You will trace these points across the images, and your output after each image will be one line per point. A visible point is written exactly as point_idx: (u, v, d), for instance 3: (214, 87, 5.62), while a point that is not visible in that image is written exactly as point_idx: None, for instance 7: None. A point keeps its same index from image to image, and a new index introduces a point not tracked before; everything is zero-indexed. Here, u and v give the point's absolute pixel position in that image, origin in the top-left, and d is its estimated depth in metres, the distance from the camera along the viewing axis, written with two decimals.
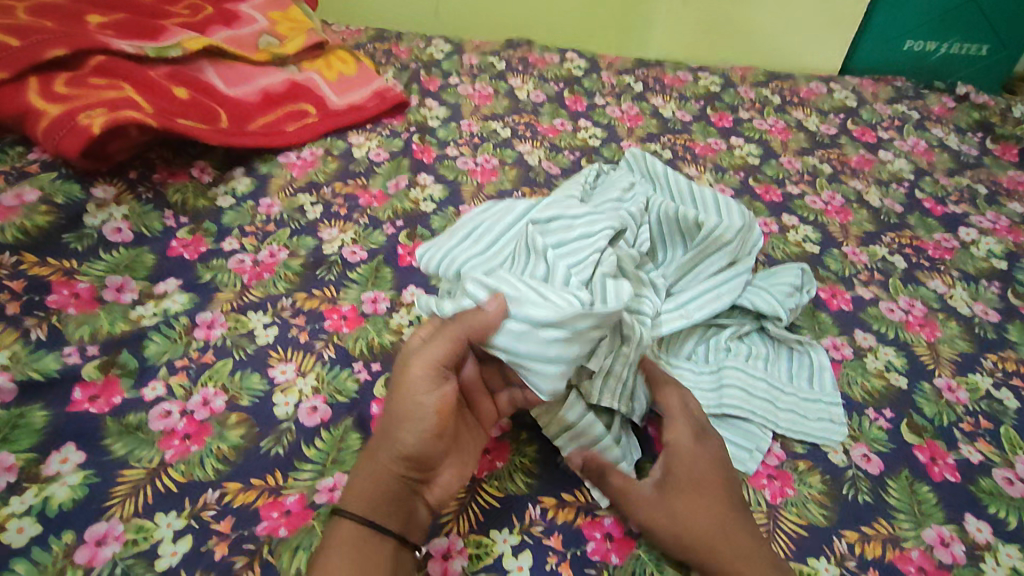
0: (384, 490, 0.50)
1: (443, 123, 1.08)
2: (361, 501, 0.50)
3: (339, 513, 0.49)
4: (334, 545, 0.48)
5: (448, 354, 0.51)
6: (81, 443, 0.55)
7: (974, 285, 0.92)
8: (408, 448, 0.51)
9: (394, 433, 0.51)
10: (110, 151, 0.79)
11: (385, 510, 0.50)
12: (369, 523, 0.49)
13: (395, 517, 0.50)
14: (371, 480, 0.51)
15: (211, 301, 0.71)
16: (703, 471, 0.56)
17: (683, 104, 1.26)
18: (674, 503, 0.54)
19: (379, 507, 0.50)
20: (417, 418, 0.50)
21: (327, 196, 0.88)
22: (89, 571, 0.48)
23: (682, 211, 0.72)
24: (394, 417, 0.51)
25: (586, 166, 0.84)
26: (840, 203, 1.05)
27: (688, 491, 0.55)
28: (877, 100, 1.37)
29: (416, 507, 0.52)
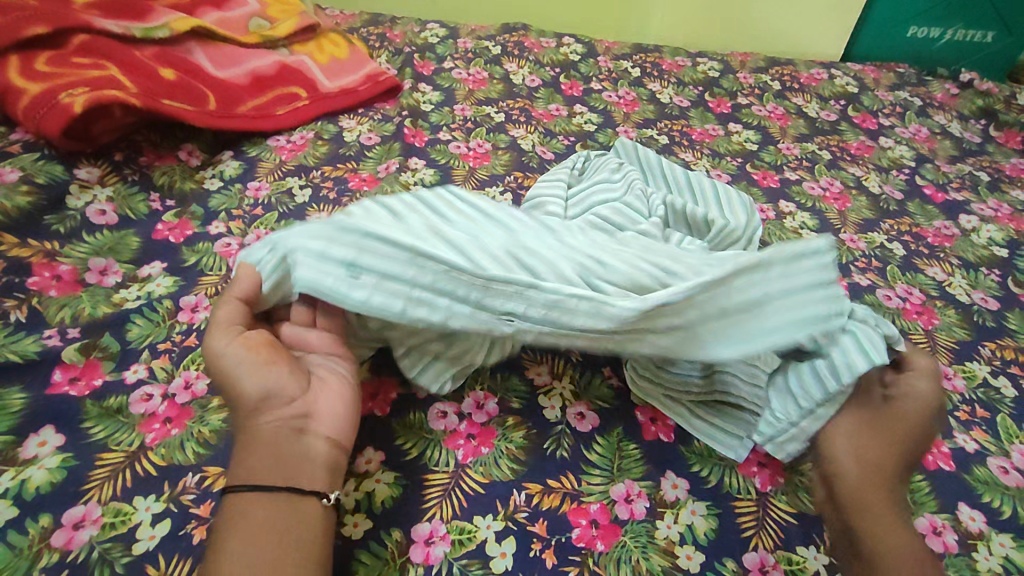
0: (256, 449, 0.48)
1: (436, 107, 1.06)
2: (241, 471, 0.47)
3: (224, 498, 0.47)
4: (230, 526, 0.45)
5: (238, 313, 0.53)
6: (60, 426, 0.55)
7: (974, 272, 0.91)
8: (257, 397, 0.49)
9: (243, 397, 0.49)
10: (94, 132, 0.78)
11: (269, 465, 0.47)
12: (257, 486, 0.47)
13: (276, 468, 0.47)
14: (245, 445, 0.48)
15: (195, 284, 0.70)
16: (918, 412, 0.56)
17: (681, 90, 1.25)
18: (876, 440, 0.54)
19: (256, 468, 0.47)
20: (244, 369, 0.50)
21: (317, 179, 0.87)
22: (65, 554, 0.47)
23: (690, 207, 0.72)
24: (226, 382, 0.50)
25: (573, 157, 0.83)
26: (839, 189, 1.03)
27: (879, 432, 0.54)
28: (878, 86, 1.35)
29: (308, 450, 0.49)
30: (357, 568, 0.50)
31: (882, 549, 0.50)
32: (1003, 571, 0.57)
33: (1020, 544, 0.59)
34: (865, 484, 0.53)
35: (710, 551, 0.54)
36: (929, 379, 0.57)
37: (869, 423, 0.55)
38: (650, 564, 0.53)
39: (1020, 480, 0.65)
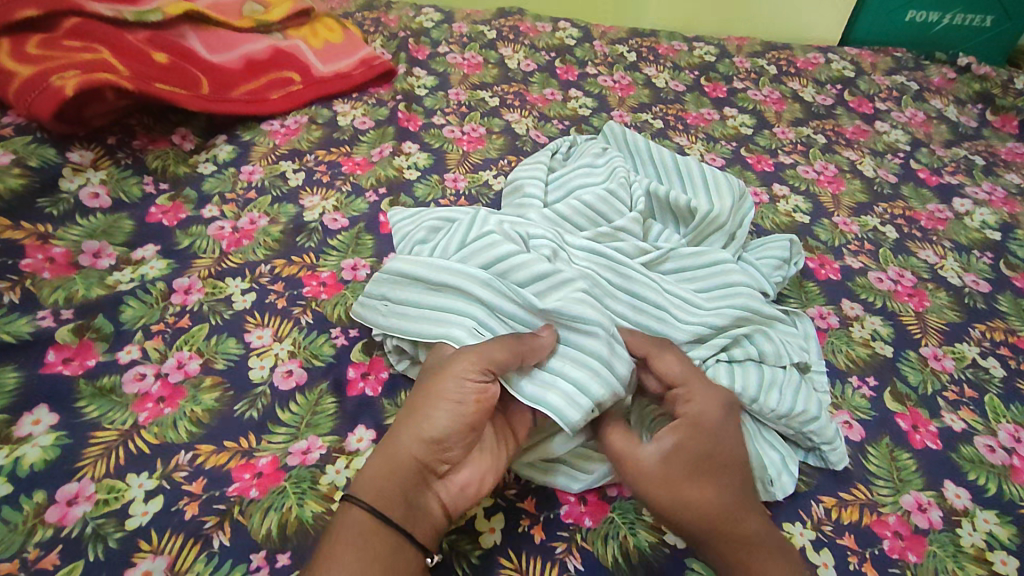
0: (398, 475, 0.48)
1: (430, 92, 1.06)
2: (375, 488, 0.48)
3: (348, 497, 0.47)
4: (342, 532, 0.46)
5: (501, 353, 0.52)
6: (54, 405, 0.55)
7: (966, 255, 0.91)
8: (427, 428, 0.50)
9: (423, 415, 0.50)
10: (86, 116, 0.78)
11: (396, 502, 0.47)
12: (381, 517, 0.46)
13: (402, 509, 0.47)
14: (384, 464, 0.49)
15: (189, 267, 0.70)
16: (719, 444, 0.51)
17: (677, 74, 1.24)
18: (687, 486, 0.50)
19: (386, 495, 0.47)
20: (452, 400, 0.50)
21: (310, 163, 0.87)
22: (59, 529, 0.48)
23: (673, 196, 0.73)
24: (429, 393, 0.51)
25: (559, 141, 0.83)
26: (833, 173, 1.04)
27: (708, 471, 0.50)
28: (875, 70, 1.34)
29: (431, 503, 0.49)
30: None
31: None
32: (987, 546, 0.58)
33: (1004, 520, 0.60)
34: (710, 521, 0.49)
35: None
36: (715, 403, 0.53)
37: (698, 455, 0.51)
38: (637, 540, 0.53)
39: (1006, 459, 0.65)
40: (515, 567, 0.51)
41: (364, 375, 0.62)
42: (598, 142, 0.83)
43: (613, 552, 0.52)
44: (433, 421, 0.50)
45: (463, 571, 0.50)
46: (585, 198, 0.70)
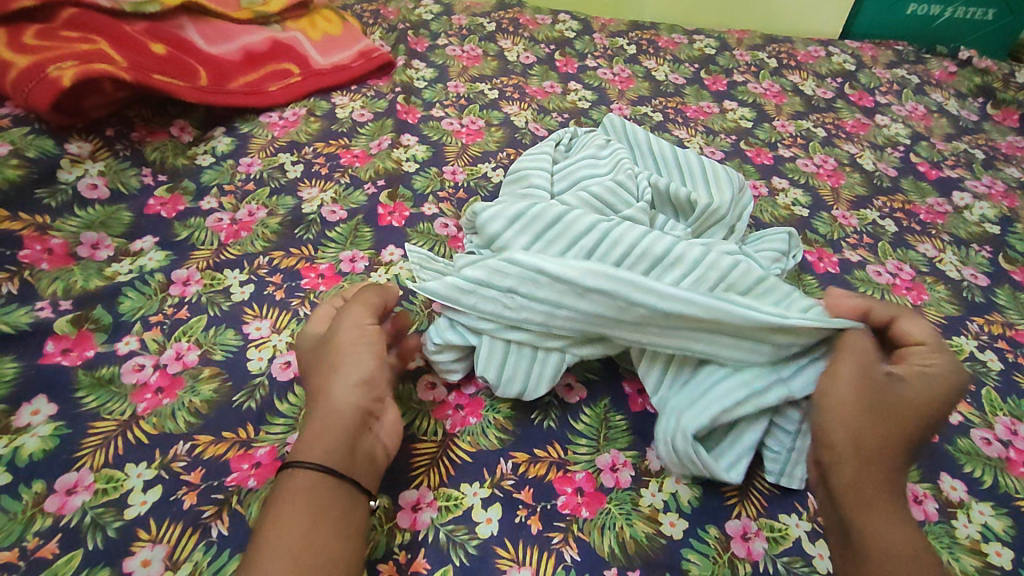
0: (328, 430, 0.50)
1: (429, 84, 1.06)
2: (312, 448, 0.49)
3: (293, 463, 0.48)
4: (289, 499, 0.46)
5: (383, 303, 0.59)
6: (52, 395, 0.55)
7: (965, 249, 0.91)
8: (360, 374, 0.53)
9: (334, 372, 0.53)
10: (84, 107, 0.78)
11: (340, 453, 0.49)
12: (325, 472, 0.48)
13: (346, 460, 0.49)
14: (325, 419, 0.51)
15: (187, 258, 0.70)
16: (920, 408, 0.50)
17: (677, 67, 1.24)
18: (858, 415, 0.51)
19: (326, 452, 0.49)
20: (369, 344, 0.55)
21: (308, 156, 0.87)
22: (58, 518, 0.48)
23: (674, 188, 0.73)
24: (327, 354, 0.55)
25: (560, 133, 0.83)
26: (833, 166, 1.03)
27: (885, 414, 0.51)
28: (876, 63, 1.34)
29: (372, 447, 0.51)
30: None
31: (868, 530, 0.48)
32: (982, 538, 0.58)
33: (1000, 512, 0.60)
34: (865, 463, 0.50)
35: (695, 518, 0.55)
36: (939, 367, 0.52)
37: (883, 406, 0.51)
38: (633, 530, 0.54)
39: (1003, 451, 0.65)
40: (511, 558, 0.51)
41: None
42: (598, 134, 0.82)
43: (610, 542, 0.53)
44: (339, 369, 0.53)
45: (459, 561, 0.50)
46: (589, 187, 0.69)
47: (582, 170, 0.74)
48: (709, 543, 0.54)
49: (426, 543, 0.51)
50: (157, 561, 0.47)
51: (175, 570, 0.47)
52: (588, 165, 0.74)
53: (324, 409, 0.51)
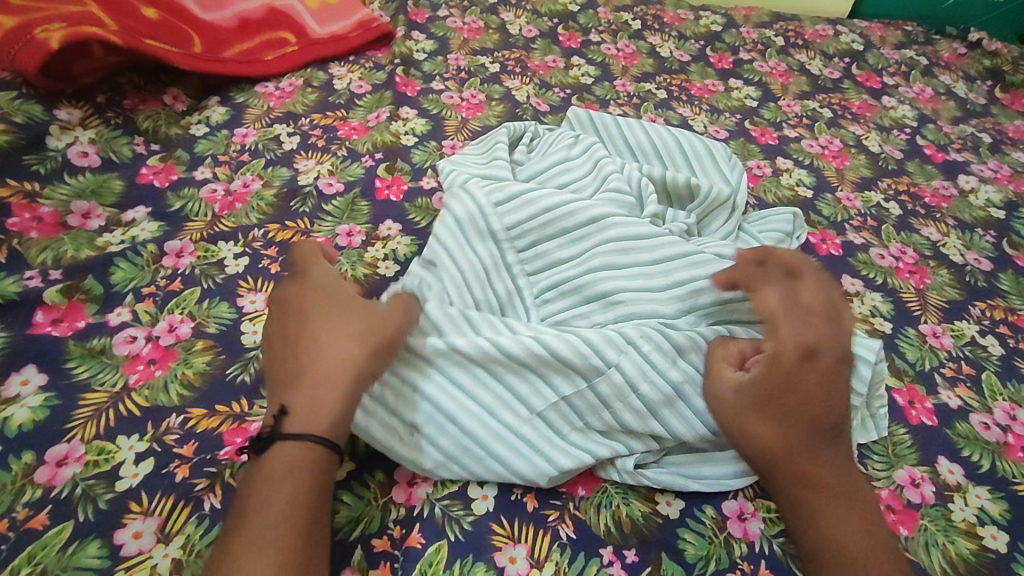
0: (322, 372, 0.47)
1: (429, 56, 1.03)
2: (295, 420, 0.46)
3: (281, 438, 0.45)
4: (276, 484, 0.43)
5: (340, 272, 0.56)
6: (42, 365, 0.55)
7: (969, 233, 0.90)
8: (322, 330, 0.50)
9: (347, 341, 0.49)
10: (74, 72, 0.76)
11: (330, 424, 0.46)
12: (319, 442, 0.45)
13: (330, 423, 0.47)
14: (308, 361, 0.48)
15: (180, 230, 0.69)
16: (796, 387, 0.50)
17: (682, 44, 1.21)
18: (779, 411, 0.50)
19: (317, 422, 0.46)
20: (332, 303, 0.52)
21: (305, 127, 0.85)
22: (49, 489, 0.48)
23: (671, 176, 0.71)
24: (341, 329, 0.50)
25: (508, 131, 0.76)
26: (838, 147, 1.02)
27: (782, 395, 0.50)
28: (884, 44, 1.31)
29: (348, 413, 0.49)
30: (339, 508, 0.50)
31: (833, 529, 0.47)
32: (978, 521, 0.58)
33: (996, 496, 0.60)
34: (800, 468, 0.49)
35: (692, 497, 0.55)
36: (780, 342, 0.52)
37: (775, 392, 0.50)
38: (630, 509, 0.53)
39: (1001, 436, 0.65)
40: (507, 534, 0.51)
41: None
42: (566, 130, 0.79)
43: (606, 521, 0.52)
44: (375, 335, 0.50)
45: (454, 536, 0.50)
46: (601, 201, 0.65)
47: (559, 175, 0.70)
48: (706, 523, 0.53)
49: (422, 517, 0.51)
50: (149, 534, 0.47)
51: (166, 543, 0.46)
52: (562, 163, 0.71)
53: (317, 363, 0.48)
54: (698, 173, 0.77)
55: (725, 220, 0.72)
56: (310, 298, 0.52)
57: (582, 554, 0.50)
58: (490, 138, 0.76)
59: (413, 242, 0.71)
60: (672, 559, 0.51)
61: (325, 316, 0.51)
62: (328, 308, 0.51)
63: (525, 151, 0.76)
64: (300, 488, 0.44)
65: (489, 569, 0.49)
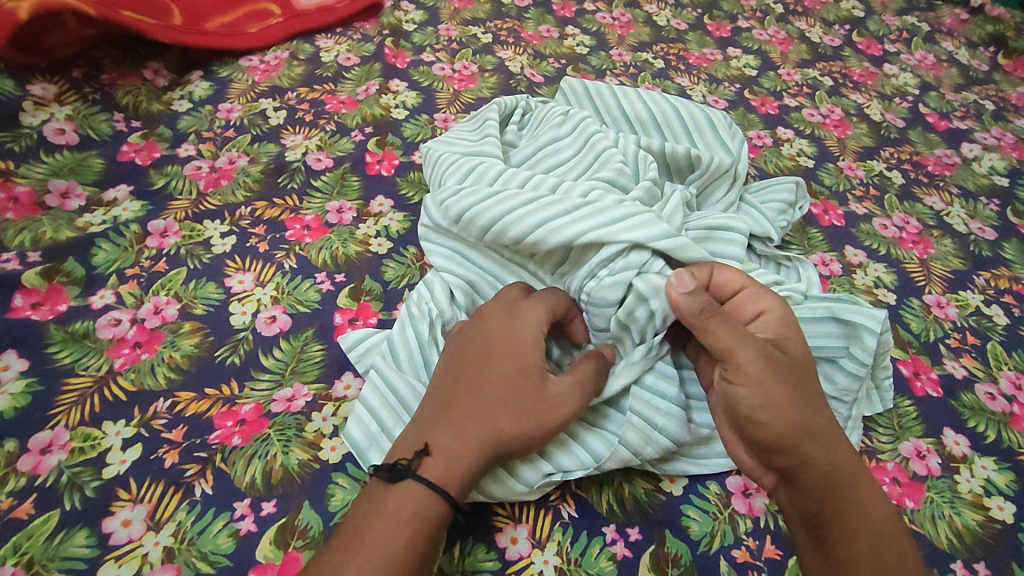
0: (473, 426, 0.46)
1: (419, 27, 0.99)
2: (435, 462, 0.45)
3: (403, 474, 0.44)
4: (396, 524, 0.42)
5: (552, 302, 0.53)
6: (22, 351, 0.53)
7: (973, 202, 0.88)
8: (475, 381, 0.49)
9: (523, 416, 0.47)
10: (47, 46, 0.73)
11: (452, 477, 0.45)
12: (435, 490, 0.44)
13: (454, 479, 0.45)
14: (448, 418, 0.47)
15: (165, 208, 0.66)
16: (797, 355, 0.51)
17: (680, 12, 1.17)
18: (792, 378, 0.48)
19: (453, 475, 0.45)
20: (499, 353, 0.49)
21: (292, 101, 0.82)
22: (32, 478, 0.46)
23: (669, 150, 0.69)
24: (529, 397, 0.48)
25: (504, 105, 0.73)
26: (839, 116, 0.99)
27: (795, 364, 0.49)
28: (886, 10, 1.28)
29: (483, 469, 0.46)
30: (333, 491, 0.48)
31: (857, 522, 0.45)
32: (984, 492, 0.57)
33: (1003, 467, 0.59)
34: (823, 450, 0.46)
35: (695, 474, 0.54)
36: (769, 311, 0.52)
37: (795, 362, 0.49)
38: (632, 487, 0.52)
39: (1006, 406, 0.64)
40: (508, 515, 0.50)
41: (352, 321, 0.59)
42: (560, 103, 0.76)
43: (608, 499, 0.51)
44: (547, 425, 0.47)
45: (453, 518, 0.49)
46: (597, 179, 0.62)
47: (550, 153, 0.67)
48: (710, 499, 0.52)
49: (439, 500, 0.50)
50: (138, 522, 0.45)
51: (157, 531, 0.45)
52: (553, 141, 0.68)
53: (490, 420, 0.47)
54: (697, 142, 0.74)
55: (724, 193, 0.70)
56: (509, 340, 0.50)
57: (584, 534, 0.49)
58: (480, 115, 0.73)
59: (406, 217, 0.69)
60: (676, 535, 0.50)
61: (525, 370, 0.49)
62: (524, 365, 0.49)
63: (517, 128, 0.73)
64: (416, 526, 0.42)
65: (490, 550, 0.48)
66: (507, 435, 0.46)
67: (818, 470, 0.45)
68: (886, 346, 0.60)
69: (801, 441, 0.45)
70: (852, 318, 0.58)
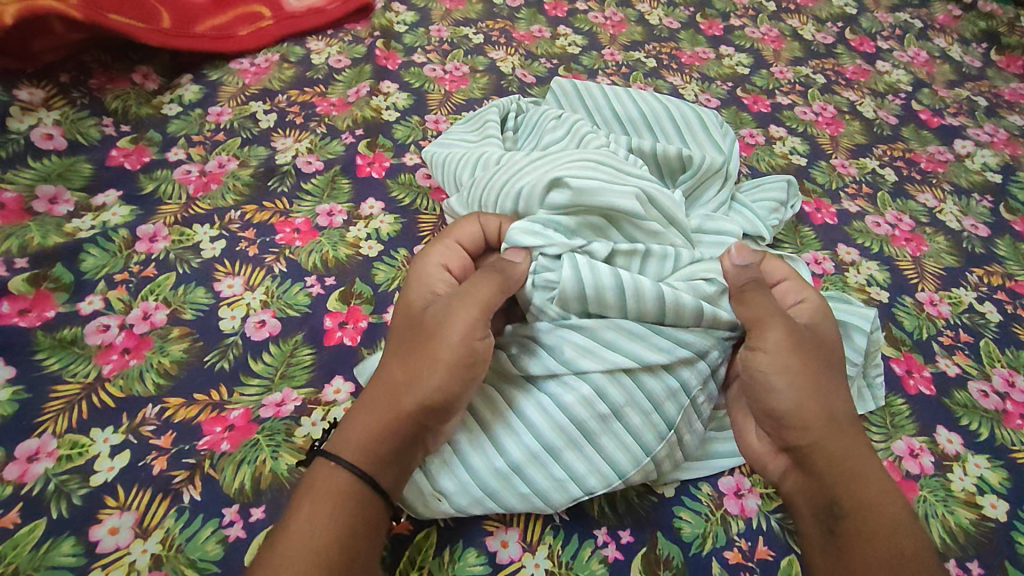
0: (371, 387, 0.47)
1: (410, 28, 0.99)
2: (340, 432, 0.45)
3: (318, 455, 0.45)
4: (306, 498, 0.42)
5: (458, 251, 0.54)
6: (9, 358, 0.52)
7: (966, 199, 0.88)
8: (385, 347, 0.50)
9: (411, 360, 0.46)
10: (35, 50, 0.74)
11: (353, 443, 0.44)
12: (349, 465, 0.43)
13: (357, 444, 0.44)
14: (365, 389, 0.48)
15: (154, 213, 0.66)
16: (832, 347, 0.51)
17: (672, 11, 1.17)
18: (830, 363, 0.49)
19: (354, 436, 0.44)
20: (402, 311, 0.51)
21: (282, 104, 0.82)
22: (19, 486, 0.46)
23: (662, 151, 0.69)
24: (418, 339, 0.47)
25: (496, 108, 0.73)
26: (832, 114, 0.99)
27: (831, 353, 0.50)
28: (878, 7, 1.27)
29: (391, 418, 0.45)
30: None
31: (864, 503, 0.44)
32: (977, 491, 0.57)
33: (996, 465, 0.59)
34: (833, 431, 0.46)
35: (689, 475, 0.53)
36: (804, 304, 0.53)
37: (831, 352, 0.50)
38: (624, 489, 0.52)
39: (999, 404, 0.64)
40: (499, 518, 0.50)
41: (342, 325, 0.59)
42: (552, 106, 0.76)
43: (600, 501, 0.51)
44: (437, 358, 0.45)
45: (443, 522, 0.49)
46: None
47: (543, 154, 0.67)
48: (702, 500, 0.52)
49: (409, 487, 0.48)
50: (126, 529, 0.45)
51: (145, 538, 0.45)
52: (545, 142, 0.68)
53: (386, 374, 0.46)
54: (689, 143, 0.74)
55: (716, 194, 0.70)
56: (410, 299, 0.51)
57: (576, 537, 0.49)
58: (481, 116, 0.72)
59: (397, 220, 0.69)
60: (668, 537, 0.50)
61: (419, 318, 0.48)
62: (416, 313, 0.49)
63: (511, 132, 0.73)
64: (334, 504, 0.42)
65: (481, 554, 0.48)
66: (395, 380, 0.46)
67: (824, 449, 0.46)
68: (876, 344, 0.60)
69: (814, 413, 0.46)
70: (838, 316, 0.59)
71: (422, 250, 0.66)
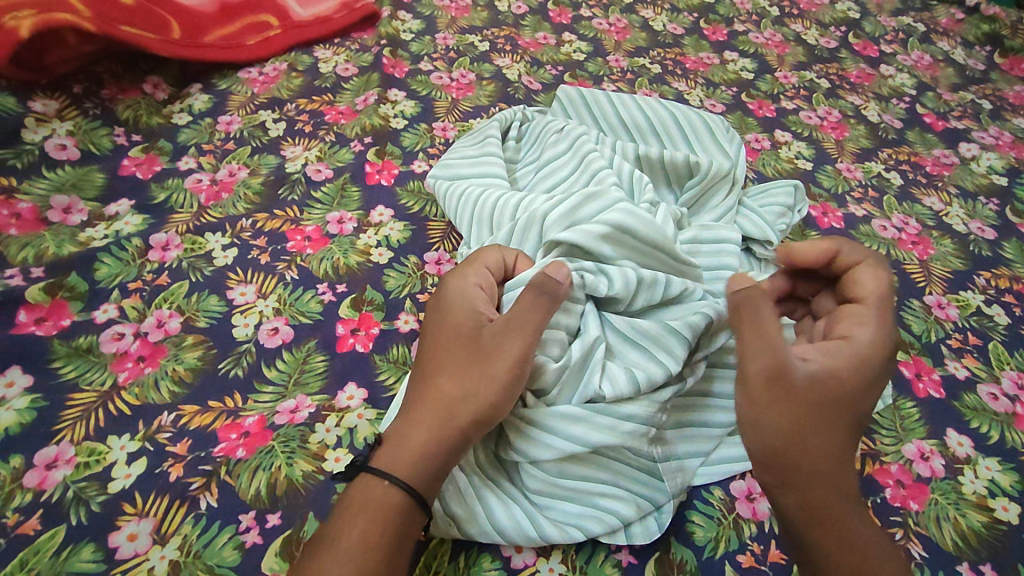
0: (419, 403, 0.47)
1: (416, 36, 0.99)
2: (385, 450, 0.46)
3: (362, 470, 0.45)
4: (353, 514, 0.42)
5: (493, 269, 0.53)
6: (26, 367, 0.53)
7: (972, 202, 0.88)
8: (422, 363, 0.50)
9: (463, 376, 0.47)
10: (48, 62, 0.75)
11: (406, 462, 0.44)
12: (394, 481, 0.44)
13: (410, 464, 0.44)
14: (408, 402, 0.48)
15: (166, 222, 0.66)
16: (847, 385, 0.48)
17: (676, 17, 1.17)
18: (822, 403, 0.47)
19: (404, 457, 0.45)
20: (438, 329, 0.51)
21: (291, 113, 0.82)
22: (38, 494, 0.46)
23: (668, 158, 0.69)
24: (473, 360, 0.48)
25: (501, 120, 0.74)
26: (837, 118, 1.00)
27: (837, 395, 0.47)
28: (881, 11, 1.28)
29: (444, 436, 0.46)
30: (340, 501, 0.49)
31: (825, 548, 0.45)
32: (988, 494, 0.57)
33: (1007, 467, 0.59)
34: (803, 474, 0.46)
35: (700, 479, 0.53)
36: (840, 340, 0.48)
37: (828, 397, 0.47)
38: None
39: (1009, 406, 0.64)
40: None
41: (354, 332, 0.59)
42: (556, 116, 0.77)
43: None
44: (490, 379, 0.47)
45: None
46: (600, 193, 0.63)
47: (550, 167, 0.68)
48: (714, 505, 0.52)
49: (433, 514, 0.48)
50: (144, 536, 0.45)
51: (163, 544, 0.45)
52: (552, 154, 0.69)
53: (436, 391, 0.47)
54: (695, 149, 0.75)
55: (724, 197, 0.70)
56: (445, 315, 0.51)
57: (589, 542, 0.50)
58: (481, 130, 0.73)
59: (407, 227, 0.70)
60: (681, 542, 0.50)
61: (473, 337, 0.49)
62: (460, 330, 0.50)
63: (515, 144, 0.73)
64: (377, 519, 0.42)
65: (495, 559, 0.48)
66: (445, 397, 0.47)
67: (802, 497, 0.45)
68: None
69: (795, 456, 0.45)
70: None
71: (432, 257, 0.67)
